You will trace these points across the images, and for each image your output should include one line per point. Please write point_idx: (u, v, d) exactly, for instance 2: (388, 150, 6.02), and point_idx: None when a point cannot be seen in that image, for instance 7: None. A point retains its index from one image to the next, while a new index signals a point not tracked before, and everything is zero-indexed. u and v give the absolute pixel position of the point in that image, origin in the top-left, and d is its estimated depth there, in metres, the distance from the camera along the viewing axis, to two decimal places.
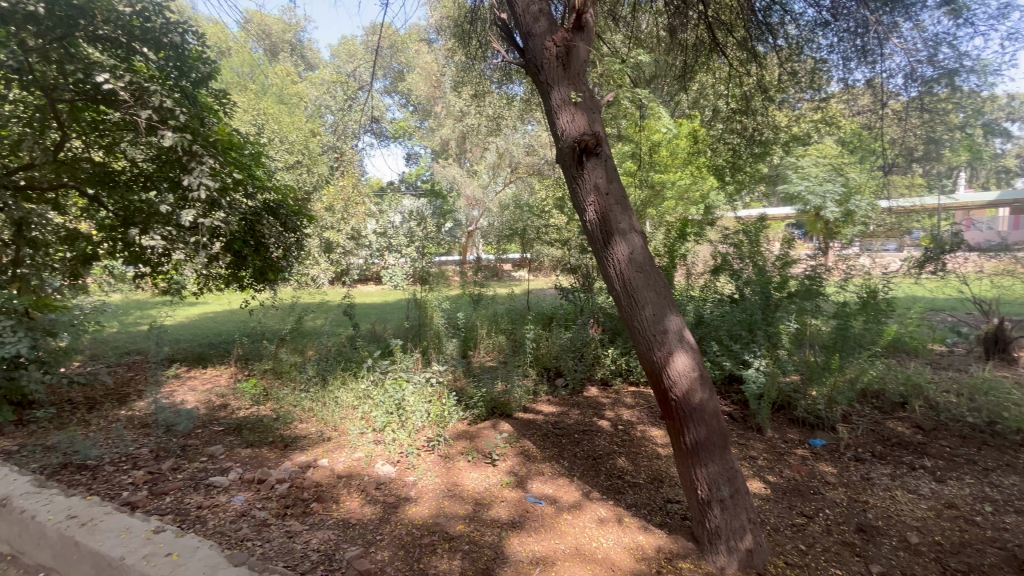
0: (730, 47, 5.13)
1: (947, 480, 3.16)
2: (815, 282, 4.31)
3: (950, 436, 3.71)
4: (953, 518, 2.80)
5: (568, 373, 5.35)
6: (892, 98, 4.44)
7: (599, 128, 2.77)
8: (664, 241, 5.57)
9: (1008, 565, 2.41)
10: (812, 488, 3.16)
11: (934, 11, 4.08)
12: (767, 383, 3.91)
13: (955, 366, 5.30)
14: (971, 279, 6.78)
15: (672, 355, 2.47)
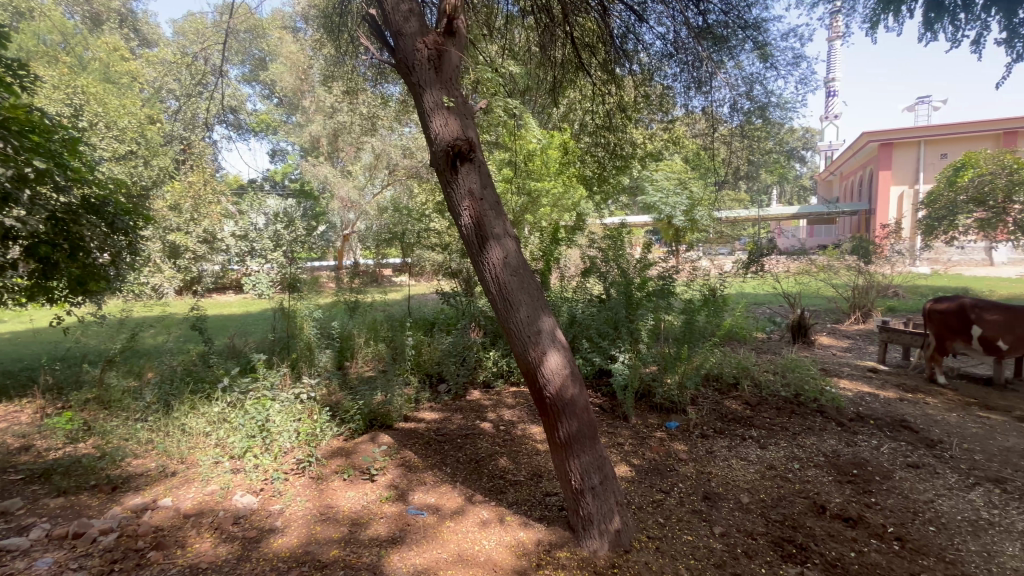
0: (595, 68, 5.58)
1: (768, 446, 3.76)
2: (667, 282, 4.88)
3: (769, 408, 4.43)
4: (772, 477, 3.34)
5: (450, 378, 5.31)
6: (722, 124, 5.26)
7: (473, 133, 2.80)
8: (539, 246, 5.85)
9: (810, 509, 2.94)
10: (668, 466, 3.55)
11: (750, 53, 4.88)
12: (630, 374, 4.31)
13: (772, 349, 6.39)
14: (782, 278, 8.28)
15: (546, 354, 2.58)
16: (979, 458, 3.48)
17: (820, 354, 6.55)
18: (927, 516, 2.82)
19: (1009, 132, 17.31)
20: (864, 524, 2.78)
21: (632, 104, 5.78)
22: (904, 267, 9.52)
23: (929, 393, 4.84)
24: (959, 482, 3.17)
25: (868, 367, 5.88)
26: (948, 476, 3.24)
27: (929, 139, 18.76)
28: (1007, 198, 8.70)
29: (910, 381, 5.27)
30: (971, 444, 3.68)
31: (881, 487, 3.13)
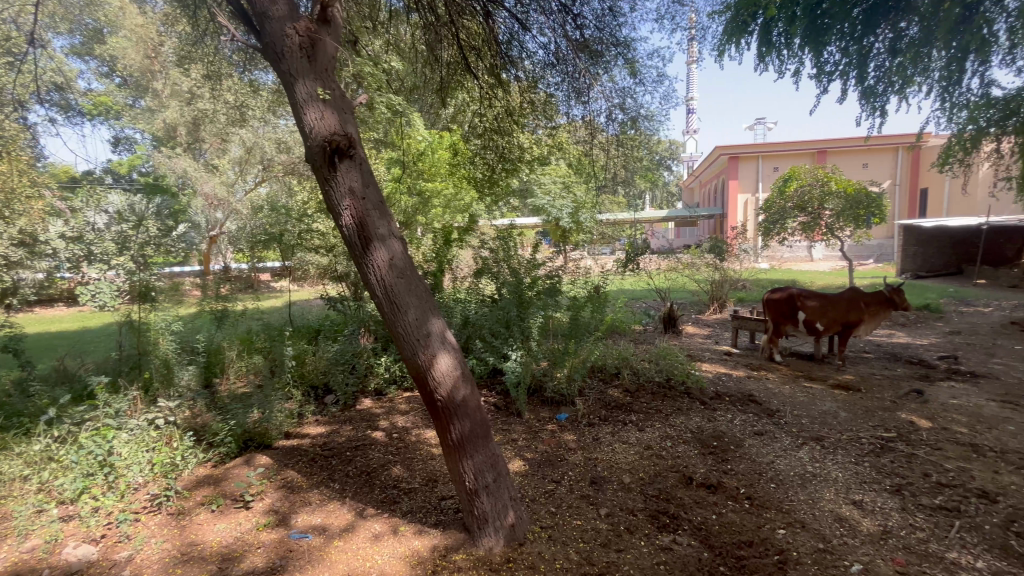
0: (482, 71, 5.66)
1: (645, 428, 4.12)
2: (554, 281, 5.12)
3: (646, 394, 4.86)
4: (649, 456, 3.66)
5: (337, 388, 5.00)
6: (601, 132, 5.61)
7: (353, 129, 2.66)
8: (431, 248, 5.77)
9: (680, 482, 3.27)
10: (559, 457, 3.72)
11: (621, 68, 5.32)
12: (522, 371, 4.42)
13: (647, 340, 7.05)
14: (653, 275, 9.18)
15: (435, 357, 2.54)
16: (806, 420, 4.16)
17: (687, 342, 7.37)
18: (769, 474, 3.29)
19: (821, 151, 21.26)
20: (722, 489, 3.16)
21: (519, 110, 5.90)
22: (750, 263, 11.11)
23: (769, 370, 5.69)
24: (792, 443, 3.75)
25: (724, 350, 6.74)
26: (783, 439, 3.82)
27: (764, 154, 22.31)
28: (820, 205, 10.59)
29: (755, 361, 6.16)
30: (799, 410, 4.39)
31: (735, 455, 3.60)
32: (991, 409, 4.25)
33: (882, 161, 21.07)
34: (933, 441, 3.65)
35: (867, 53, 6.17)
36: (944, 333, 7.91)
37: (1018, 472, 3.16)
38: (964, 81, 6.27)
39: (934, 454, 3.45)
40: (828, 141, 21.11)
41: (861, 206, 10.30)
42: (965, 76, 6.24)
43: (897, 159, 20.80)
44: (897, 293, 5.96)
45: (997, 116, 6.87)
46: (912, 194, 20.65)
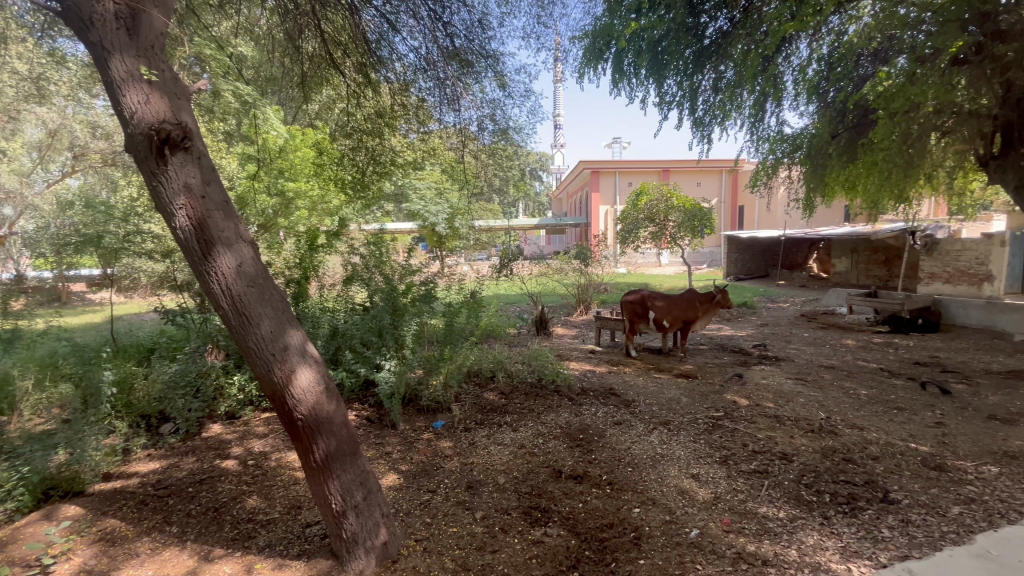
0: (349, 69, 5.41)
1: (519, 427, 4.28)
2: (429, 287, 5.05)
3: (519, 395, 5.05)
4: (523, 454, 3.80)
5: (176, 416, 4.31)
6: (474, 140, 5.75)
7: (189, 117, 2.33)
8: (293, 253, 5.30)
9: (551, 476, 3.45)
10: (435, 465, 3.67)
11: (491, 80, 5.50)
12: (396, 381, 4.29)
13: (520, 342, 7.34)
14: (525, 280, 9.61)
15: (294, 373, 2.32)
16: (656, 407, 4.69)
17: (557, 342, 7.84)
18: (627, 460, 3.64)
19: (666, 170, 24.31)
20: (587, 478, 3.41)
21: (390, 112, 5.75)
22: (610, 268, 12.23)
23: (626, 365, 6.31)
24: (645, 429, 4.20)
25: (589, 349, 7.31)
26: (638, 426, 4.26)
27: (621, 170, 24.79)
28: (665, 217, 12.09)
29: (615, 357, 6.78)
30: (650, 399, 4.94)
31: (599, 445, 3.91)
32: (789, 386, 5.25)
33: (711, 182, 24.81)
34: (749, 416, 4.38)
35: (696, 89, 7.29)
36: (757, 325, 9.57)
37: (807, 434, 3.93)
38: (765, 119, 7.71)
39: (751, 427, 4.13)
40: (670, 162, 24.21)
41: (696, 219, 11.99)
42: (765, 115, 7.66)
43: (721, 180, 24.65)
44: (723, 294, 7.01)
45: (788, 149, 8.56)
46: (733, 211, 24.65)
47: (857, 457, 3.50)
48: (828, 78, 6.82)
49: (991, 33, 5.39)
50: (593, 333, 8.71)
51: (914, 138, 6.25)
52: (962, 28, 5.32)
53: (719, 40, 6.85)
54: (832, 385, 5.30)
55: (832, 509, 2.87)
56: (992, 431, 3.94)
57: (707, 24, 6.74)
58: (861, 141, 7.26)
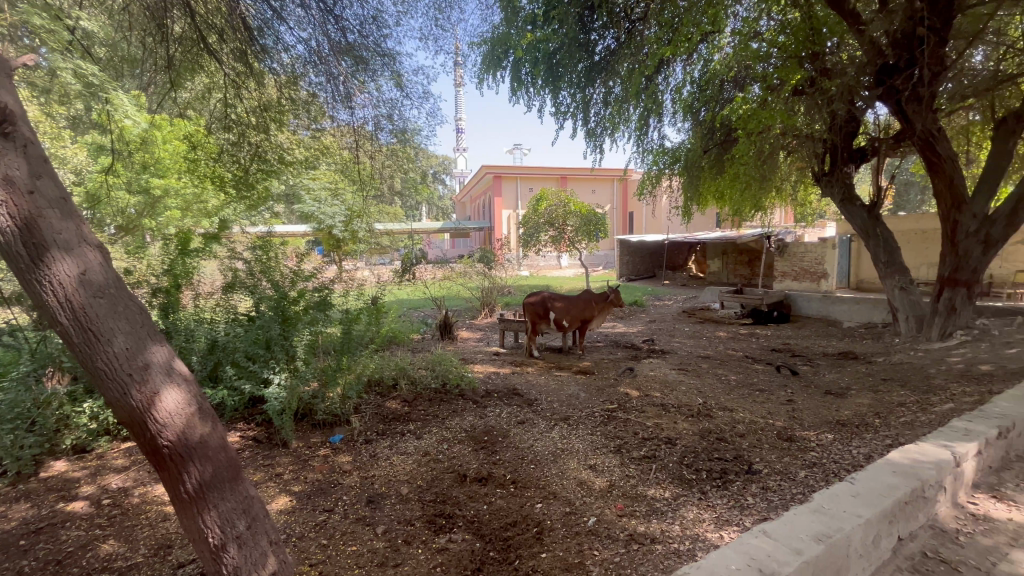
0: (227, 54, 4.93)
1: (423, 435, 4.19)
2: (324, 294, 4.73)
3: (423, 401, 4.96)
4: (426, 462, 3.72)
5: (3, 456, 3.58)
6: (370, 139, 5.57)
7: (11, 100, 1.96)
8: (160, 258, 4.68)
9: (455, 480, 3.43)
10: (332, 483, 3.46)
11: (387, 79, 5.37)
12: (287, 396, 3.96)
13: (423, 348, 7.22)
14: (428, 285, 9.49)
15: (156, 394, 1.99)
16: (556, 404, 4.88)
17: (462, 346, 7.85)
18: (529, 457, 3.73)
19: (564, 178, 25.51)
20: (491, 479, 3.44)
21: (276, 106, 5.34)
22: (512, 270, 12.52)
23: (529, 365, 6.49)
24: (546, 426, 4.35)
25: (493, 351, 7.40)
26: (540, 423, 4.39)
27: (522, 176, 25.51)
28: (564, 222, 12.66)
29: (518, 358, 6.94)
30: (551, 396, 5.13)
31: (503, 445, 3.96)
32: (673, 376, 5.78)
33: (605, 189, 26.48)
34: (640, 406, 4.74)
35: (588, 102, 7.77)
36: (646, 322, 10.41)
37: (688, 419, 4.35)
38: (649, 133, 8.44)
39: (641, 416, 4.48)
40: (568, 170, 25.42)
41: (591, 224, 12.72)
42: (649, 129, 8.38)
43: (614, 188, 26.42)
44: (616, 294, 7.50)
45: (668, 161, 9.44)
46: (624, 217, 26.52)
47: (728, 435, 3.95)
48: (699, 99, 7.65)
49: (819, 69, 6.46)
50: (497, 335, 8.85)
51: (767, 156, 7.24)
52: (799, 63, 6.29)
53: (608, 57, 7.39)
54: (707, 373, 5.94)
55: (708, 484, 3.21)
56: (828, 403, 4.68)
57: (596, 41, 7.24)
58: (726, 157, 8.24)
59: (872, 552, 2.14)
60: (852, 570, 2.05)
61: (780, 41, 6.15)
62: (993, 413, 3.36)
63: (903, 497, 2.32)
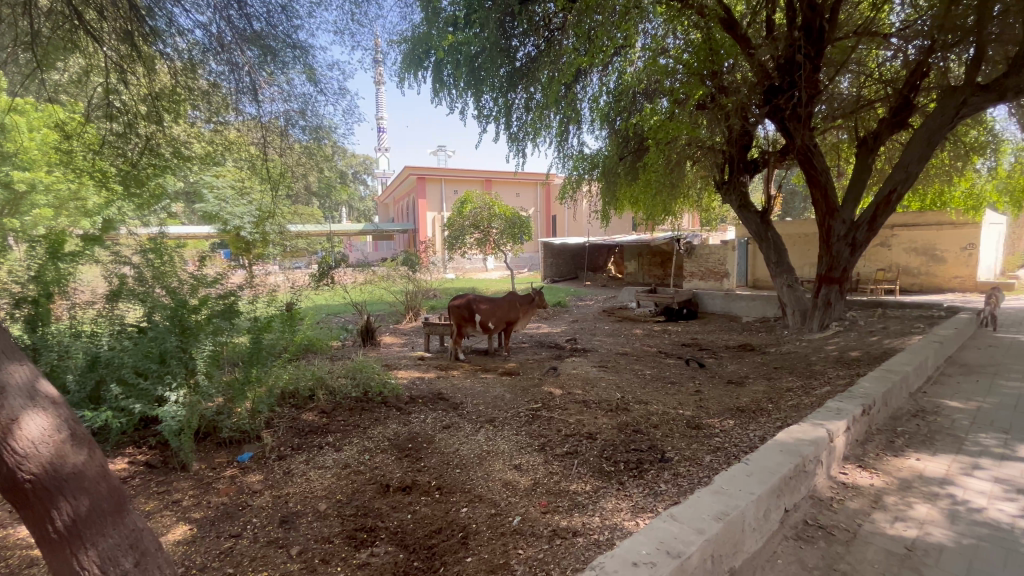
0: (110, 34, 4.41)
1: (343, 447, 4.00)
2: (230, 301, 4.35)
3: (343, 411, 4.73)
4: (346, 475, 3.56)
5: None
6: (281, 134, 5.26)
7: None
8: (27, 263, 4.06)
9: (378, 491, 3.31)
10: (240, 505, 3.20)
11: (299, 73, 5.10)
12: (186, 415, 3.56)
13: (344, 355, 6.92)
14: (349, 290, 9.12)
15: (14, 421, 1.70)
16: (482, 407, 4.88)
17: (385, 351, 7.62)
18: (455, 462, 3.70)
19: (489, 181, 25.68)
20: (416, 487, 3.36)
21: (172, 95, 4.87)
22: (437, 273, 12.37)
23: (455, 368, 6.44)
24: (472, 428, 4.34)
25: (418, 356, 7.27)
26: (466, 427, 4.37)
27: (446, 179, 25.30)
28: (488, 225, 12.72)
29: (444, 362, 6.87)
30: (477, 399, 5.13)
31: (428, 452, 3.89)
32: (594, 373, 6.02)
33: (528, 193, 27.00)
34: (563, 404, 4.88)
35: (510, 106, 7.88)
36: (569, 322, 10.76)
37: (607, 414, 4.55)
38: (568, 139, 8.74)
39: (564, 413, 4.62)
40: (493, 173, 25.62)
41: (515, 227, 12.90)
42: (568, 136, 8.70)
43: (537, 192, 27.02)
44: (540, 295, 7.66)
45: (587, 167, 9.84)
46: (547, 220, 27.19)
47: (643, 427, 4.18)
48: (614, 109, 8.07)
49: (718, 87, 7.08)
50: (421, 340, 8.69)
51: (675, 163, 7.78)
52: (701, 80, 6.84)
53: (528, 64, 7.58)
54: (625, 369, 6.26)
55: (625, 474, 3.37)
56: (730, 392, 5.12)
57: (517, 48, 7.43)
58: (639, 165, 8.78)
59: (764, 524, 2.38)
60: (748, 542, 2.26)
61: (684, 59, 6.67)
62: (859, 392, 3.88)
63: (789, 472, 2.60)
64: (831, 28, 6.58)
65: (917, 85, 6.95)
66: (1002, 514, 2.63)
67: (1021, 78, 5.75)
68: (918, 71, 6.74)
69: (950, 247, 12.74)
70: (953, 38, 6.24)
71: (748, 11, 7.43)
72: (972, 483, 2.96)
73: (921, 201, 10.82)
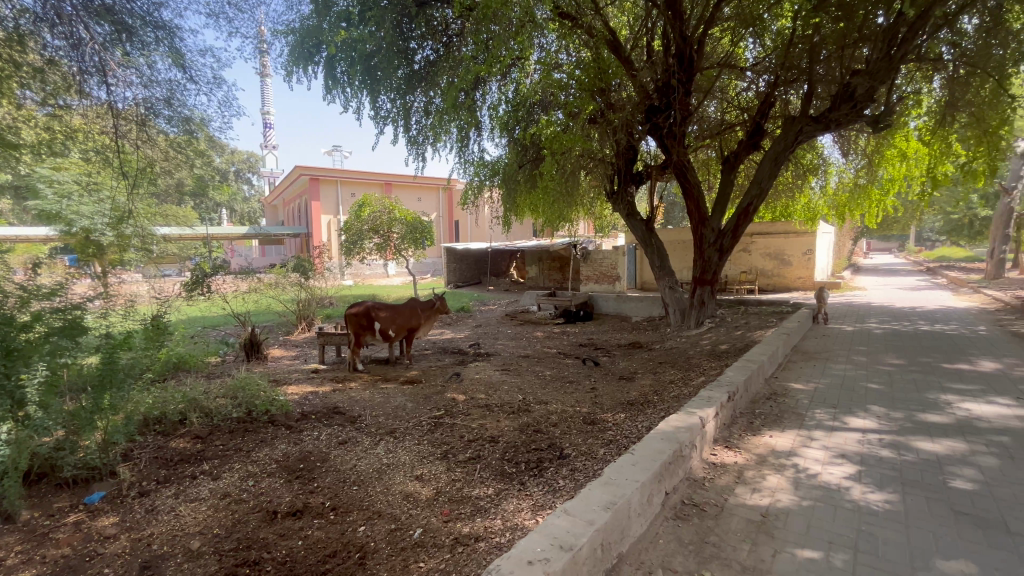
0: None
1: (221, 474, 3.59)
2: (74, 315, 3.67)
3: (222, 434, 4.26)
4: (225, 505, 3.20)
5: None
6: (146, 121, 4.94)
7: None
8: None
9: (263, 520, 3.03)
10: (86, 556, 2.72)
11: (161, 55, 4.76)
12: (12, 454, 2.96)
13: (223, 372, 6.24)
14: (230, 298, 8.27)
15: None
16: (382, 418, 4.70)
17: (273, 366, 7.00)
18: (351, 479, 3.51)
19: (389, 184, 24.93)
20: (308, 511, 3.12)
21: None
22: (334, 280, 11.70)
23: (352, 380, 6.13)
24: (371, 442, 4.15)
25: (311, 369, 6.79)
26: (364, 441, 4.17)
27: (343, 180, 24.07)
28: (388, 230, 12.33)
29: (340, 374, 6.48)
30: (376, 410, 4.93)
31: (321, 471, 3.64)
32: (497, 376, 6.10)
33: (431, 198, 26.66)
34: (465, 409, 4.87)
35: (408, 109, 7.73)
36: (472, 326, 10.79)
37: (509, 416, 4.63)
38: (469, 145, 8.80)
39: (467, 419, 4.61)
40: (392, 176, 24.91)
41: (417, 231, 12.63)
42: (469, 143, 8.76)
43: (439, 197, 26.79)
44: (442, 301, 7.59)
45: (488, 174, 9.96)
46: (450, 225, 27.05)
47: (543, 426, 4.32)
48: (513, 118, 8.30)
49: (606, 103, 7.61)
50: (314, 351, 8.13)
51: (570, 173, 8.16)
52: (592, 97, 7.30)
53: (427, 67, 7.52)
54: (526, 371, 6.43)
55: (526, 474, 3.46)
56: (620, 387, 5.50)
57: (415, 50, 7.33)
58: (537, 173, 9.10)
59: (647, 508, 2.58)
60: (633, 527, 2.43)
61: (576, 75, 7.08)
62: (725, 380, 4.39)
63: (668, 458, 2.86)
64: (698, 58, 7.36)
65: (767, 113, 8.06)
66: (832, 477, 3.14)
67: (840, 113, 6.94)
68: (767, 101, 7.85)
69: (795, 253, 14.97)
70: (791, 75, 7.40)
71: (631, 36, 8.13)
72: (811, 453, 3.49)
73: (774, 213, 12.57)
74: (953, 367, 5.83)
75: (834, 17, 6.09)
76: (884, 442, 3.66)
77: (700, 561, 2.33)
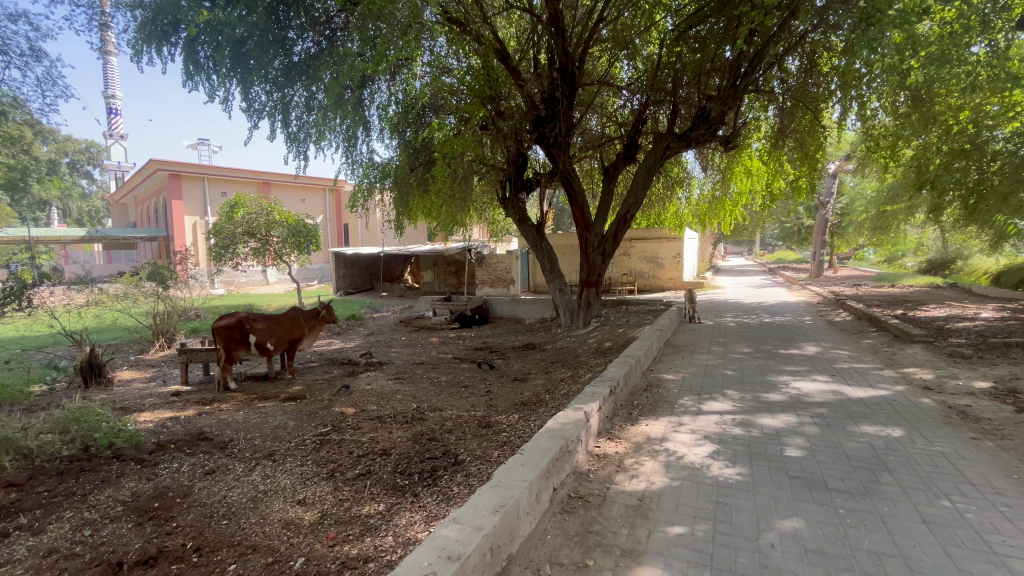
0: None
1: (46, 527, 2.98)
2: None
3: (46, 479, 3.53)
4: (51, 563, 2.66)
5: None
6: None
7: None
8: None
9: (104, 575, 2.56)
10: None
11: None
12: None
13: (50, 403, 5.20)
14: (61, 313, 6.94)
15: None
16: (258, 441, 4.26)
17: (121, 390, 6.00)
18: (220, 513, 3.12)
19: (267, 184, 22.87)
20: (163, 556, 2.71)
21: None
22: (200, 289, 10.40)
23: (223, 401, 5.48)
24: (244, 469, 3.74)
25: (170, 391, 5.93)
26: (236, 468, 3.75)
27: (212, 177, 21.54)
28: (267, 233, 11.30)
29: (207, 395, 5.75)
30: (251, 433, 4.45)
31: (181, 508, 3.19)
32: (389, 386, 5.87)
33: (316, 200, 24.98)
34: (355, 423, 4.61)
35: (287, 102, 7.19)
36: (363, 335, 10.29)
37: (402, 426, 4.48)
38: (356, 146, 8.40)
39: (356, 433, 4.36)
40: (272, 176, 22.93)
41: (301, 235, 11.70)
42: (357, 142, 8.36)
43: (325, 201, 25.22)
44: (328, 309, 7.10)
45: (379, 175, 9.60)
46: (339, 229, 25.60)
47: (437, 434, 4.25)
48: (403, 120, 8.12)
49: (497, 110, 7.76)
50: (174, 371, 7.12)
51: (461, 178, 8.14)
52: (482, 103, 7.37)
53: (308, 61, 7.05)
54: (421, 378, 6.28)
55: (419, 485, 3.37)
56: (514, 389, 5.62)
57: (294, 41, 6.81)
58: (428, 177, 8.96)
59: (536, 506, 2.67)
60: (522, 527, 2.49)
61: (467, 82, 7.13)
62: (608, 376, 4.71)
63: (555, 455, 2.97)
64: (579, 74, 7.78)
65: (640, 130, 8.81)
66: (696, 456, 3.53)
67: (698, 133, 7.84)
68: (639, 118, 8.57)
69: (667, 256, 16.61)
70: (659, 96, 8.19)
71: (519, 48, 8.44)
72: (680, 437, 3.88)
73: (649, 220, 13.82)
74: (787, 352, 6.90)
75: (692, 48, 7.17)
76: (736, 421, 4.20)
77: (585, 551, 2.46)
